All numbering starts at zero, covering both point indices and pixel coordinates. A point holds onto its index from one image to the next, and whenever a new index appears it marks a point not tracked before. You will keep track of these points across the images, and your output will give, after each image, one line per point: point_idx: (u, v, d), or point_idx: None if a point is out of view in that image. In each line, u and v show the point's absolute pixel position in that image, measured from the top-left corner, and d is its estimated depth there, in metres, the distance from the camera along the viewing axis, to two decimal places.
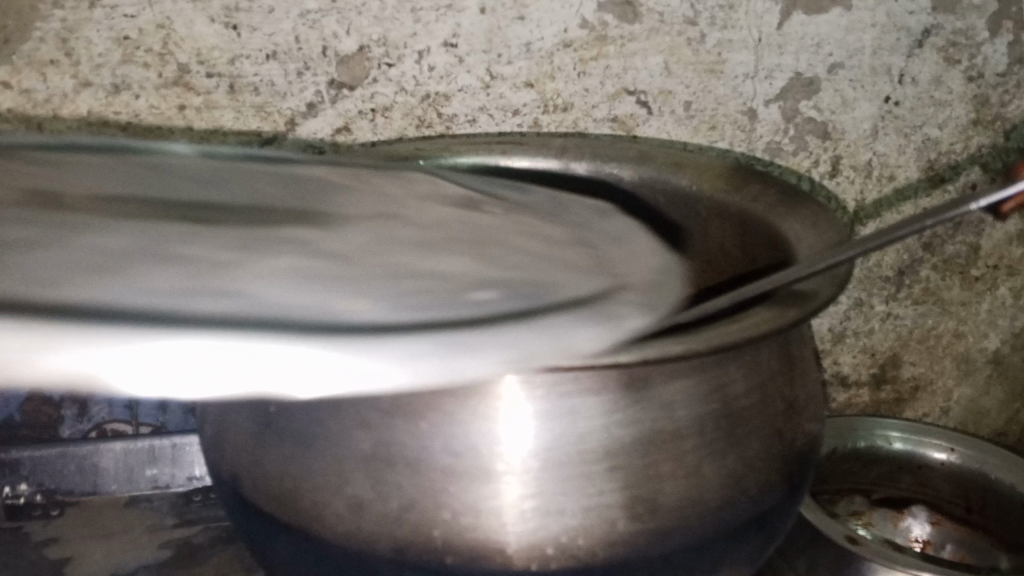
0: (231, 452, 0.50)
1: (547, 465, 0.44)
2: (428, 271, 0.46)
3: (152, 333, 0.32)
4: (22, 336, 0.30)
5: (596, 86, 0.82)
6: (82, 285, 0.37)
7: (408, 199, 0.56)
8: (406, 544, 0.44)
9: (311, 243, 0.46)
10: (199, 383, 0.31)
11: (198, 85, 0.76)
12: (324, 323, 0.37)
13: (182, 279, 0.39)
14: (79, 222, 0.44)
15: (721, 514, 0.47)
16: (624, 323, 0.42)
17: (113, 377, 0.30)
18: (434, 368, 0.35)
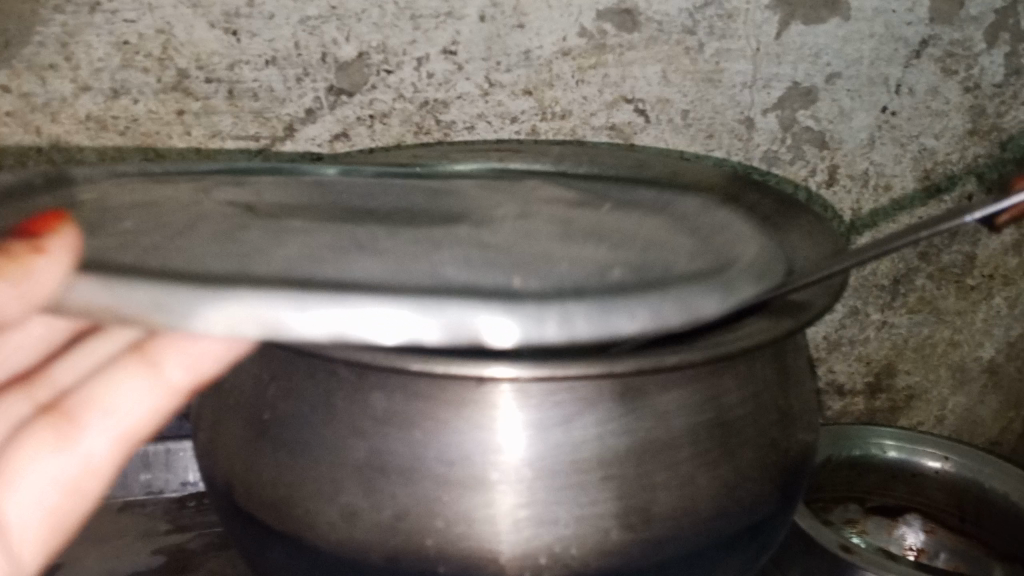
0: (219, 461, 0.49)
1: (541, 474, 0.42)
2: (564, 251, 0.47)
3: (324, 295, 0.36)
4: (226, 301, 0.36)
5: (594, 94, 0.82)
6: (258, 263, 0.42)
7: (531, 201, 0.56)
8: (396, 554, 0.42)
9: (456, 235, 0.47)
10: (364, 330, 0.35)
11: (197, 90, 0.77)
12: (476, 289, 0.40)
13: (344, 255, 0.43)
14: (237, 214, 0.48)
15: (720, 525, 0.45)
16: (738, 293, 0.44)
17: (296, 326, 0.35)
18: (575, 322, 0.38)
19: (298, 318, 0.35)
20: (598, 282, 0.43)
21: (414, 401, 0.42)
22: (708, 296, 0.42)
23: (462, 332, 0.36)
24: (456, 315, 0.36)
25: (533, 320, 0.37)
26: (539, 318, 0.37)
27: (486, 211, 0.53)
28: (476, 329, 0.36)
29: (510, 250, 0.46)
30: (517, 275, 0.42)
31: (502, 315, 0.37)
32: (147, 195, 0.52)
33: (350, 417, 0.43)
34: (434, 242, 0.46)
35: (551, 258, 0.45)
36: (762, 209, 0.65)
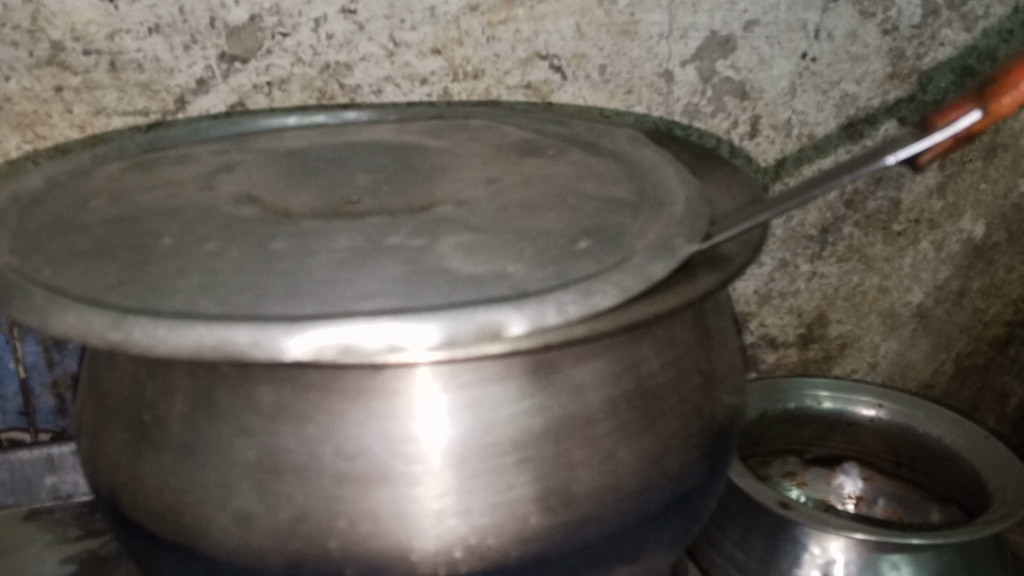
0: (103, 465, 0.44)
1: (452, 463, 0.39)
2: (524, 211, 0.46)
3: (328, 317, 0.35)
4: (234, 326, 0.33)
5: (507, 52, 0.78)
6: (233, 275, 0.38)
7: (492, 155, 0.55)
8: (299, 558, 0.39)
9: (441, 219, 0.45)
10: (373, 335, 0.34)
11: (76, 64, 0.71)
12: (449, 297, 0.37)
13: (324, 260, 0.40)
14: (190, 209, 0.46)
15: (645, 501, 0.42)
16: (680, 249, 0.42)
17: (316, 345, 0.34)
18: (541, 307, 0.36)
19: (306, 339, 0.33)
20: (578, 261, 0.41)
21: (304, 394, 0.38)
22: (657, 258, 0.41)
23: (468, 335, 0.35)
24: (466, 320, 0.35)
25: (514, 316, 0.35)
26: (539, 309, 0.36)
27: (457, 171, 0.53)
28: (479, 332, 0.35)
29: (491, 231, 0.43)
30: (510, 262, 0.40)
31: (508, 315, 0.35)
32: (110, 177, 0.52)
33: (235, 415, 0.38)
34: (427, 231, 0.43)
35: (529, 233, 0.43)
36: (694, 146, 0.60)
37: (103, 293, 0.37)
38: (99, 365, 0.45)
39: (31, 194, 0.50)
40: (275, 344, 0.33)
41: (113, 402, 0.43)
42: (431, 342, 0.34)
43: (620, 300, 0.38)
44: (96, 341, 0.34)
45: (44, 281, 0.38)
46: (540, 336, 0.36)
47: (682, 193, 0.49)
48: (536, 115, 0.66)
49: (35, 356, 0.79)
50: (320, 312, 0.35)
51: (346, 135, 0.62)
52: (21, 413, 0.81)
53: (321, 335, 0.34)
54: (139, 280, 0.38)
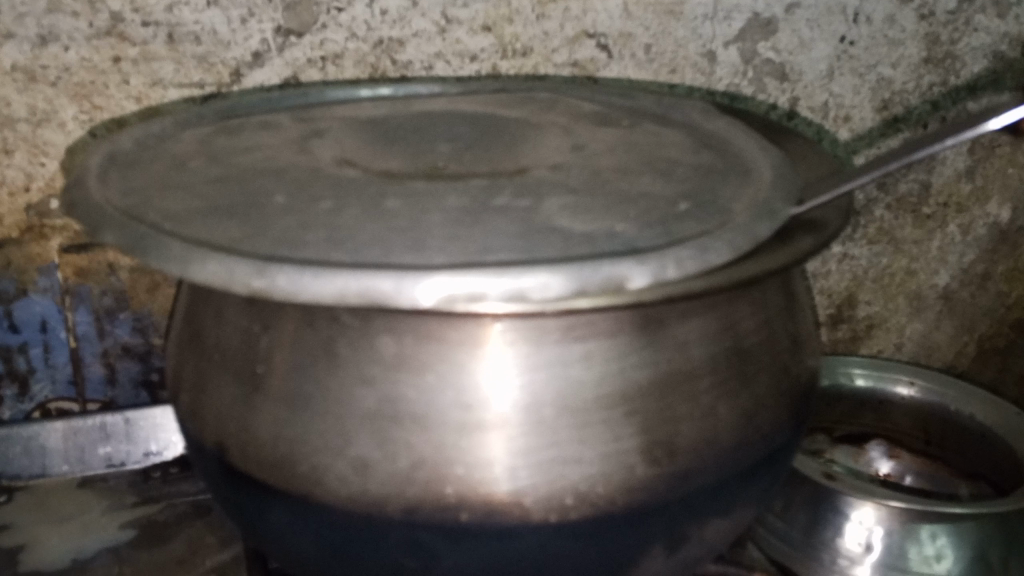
0: (208, 419, 0.45)
1: (564, 413, 0.40)
2: (616, 176, 0.47)
3: (459, 268, 0.36)
4: (375, 275, 0.35)
5: (556, 30, 0.79)
6: (358, 231, 0.40)
7: (567, 126, 0.56)
8: (416, 504, 0.40)
9: (539, 183, 0.46)
10: (500, 286, 0.35)
11: (134, 35, 0.71)
12: (568, 253, 0.38)
13: (441, 221, 0.41)
14: (292, 170, 0.47)
15: (740, 455, 0.44)
16: (779, 211, 0.43)
17: (452, 293, 0.35)
18: (660, 260, 0.37)
19: (442, 288, 0.35)
20: (682, 221, 0.42)
21: (424, 344, 0.39)
22: (759, 220, 0.42)
23: (594, 287, 0.35)
24: (591, 272, 0.36)
25: (636, 268, 0.36)
26: (659, 264, 0.37)
27: (536, 140, 0.54)
28: (605, 284, 0.36)
29: (591, 194, 0.45)
30: (617, 222, 0.41)
31: (630, 268, 0.36)
32: (197, 140, 0.53)
33: (355, 365, 0.40)
34: (529, 193, 0.44)
35: (628, 195, 0.45)
36: (759, 121, 0.62)
37: (234, 243, 0.38)
38: (202, 320, 0.46)
39: (125, 156, 0.51)
40: (414, 292, 0.34)
41: (220, 356, 0.44)
42: (561, 291, 0.35)
43: (732, 257, 0.39)
44: (239, 288, 0.35)
45: (172, 233, 0.39)
46: (660, 288, 0.37)
47: (766, 161, 0.50)
48: (598, 90, 0.67)
49: (87, 327, 0.80)
50: (449, 264, 0.36)
51: (415, 106, 0.63)
52: (71, 383, 0.82)
53: (453, 284, 0.35)
54: (264, 233, 0.39)
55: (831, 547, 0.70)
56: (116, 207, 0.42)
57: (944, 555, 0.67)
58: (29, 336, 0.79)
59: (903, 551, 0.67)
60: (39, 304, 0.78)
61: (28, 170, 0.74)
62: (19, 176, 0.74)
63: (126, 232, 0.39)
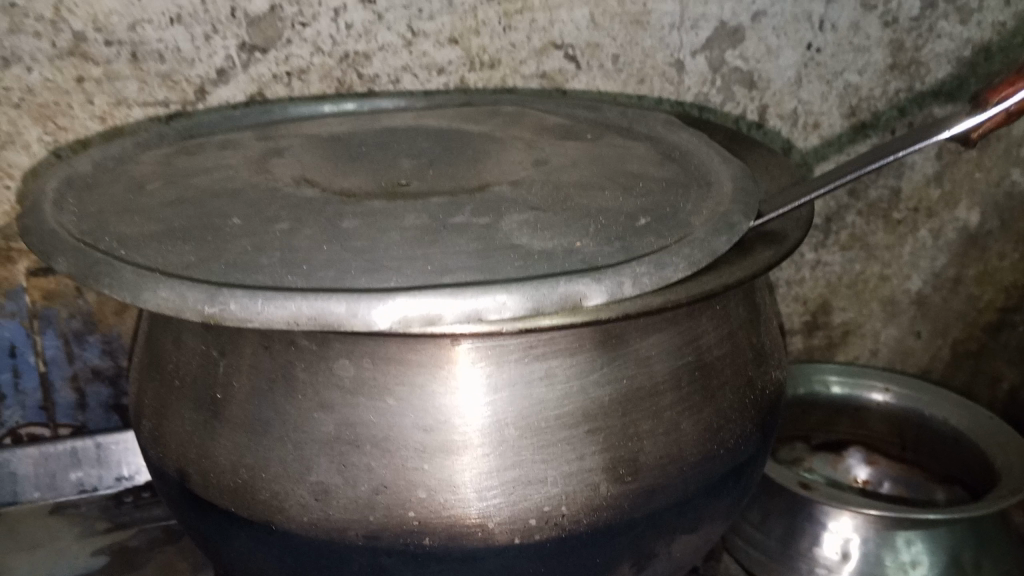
0: (167, 446, 0.44)
1: (526, 433, 0.40)
2: (578, 192, 0.47)
3: (415, 290, 0.35)
4: (331, 299, 0.34)
5: (522, 41, 0.80)
6: (315, 254, 0.39)
7: (532, 139, 0.57)
8: (378, 529, 0.40)
9: (500, 199, 0.46)
10: (457, 308, 0.35)
11: (96, 54, 0.70)
12: (526, 272, 0.38)
13: (399, 243, 0.41)
14: (251, 192, 0.46)
15: (706, 470, 0.44)
16: (738, 224, 0.43)
17: (409, 315, 0.34)
18: (617, 277, 0.37)
19: (397, 310, 0.34)
20: (641, 236, 0.42)
21: (382, 366, 0.39)
22: (719, 234, 0.42)
23: (551, 307, 0.35)
24: (549, 292, 0.35)
25: (593, 287, 0.36)
26: (616, 282, 0.37)
27: (499, 155, 0.54)
28: (562, 302, 0.35)
29: (551, 209, 0.45)
30: (576, 238, 0.41)
31: (588, 286, 0.36)
32: (160, 161, 0.53)
33: (313, 389, 0.40)
34: (489, 211, 0.44)
35: (588, 210, 0.45)
36: (725, 132, 0.62)
37: (187, 268, 0.38)
38: (160, 345, 0.45)
39: (83, 179, 0.50)
40: (371, 317, 0.34)
41: (178, 381, 0.44)
42: (517, 311, 0.35)
43: (690, 272, 0.39)
44: (191, 315, 0.35)
45: (124, 259, 0.38)
46: (618, 306, 0.37)
47: (728, 173, 0.51)
48: (564, 102, 0.67)
49: (55, 350, 0.79)
50: (406, 286, 0.36)
51: (380, 121, 0.63)
52: (40, 408, 0.81)
53: (409, 306, 0.34)
54: (218, 257, 0.39)
55: (808, 557, 0.70)
56: (71, 233, 0.41)
57: (919, 561, 0.67)
58: None
59: (879, 559, 0.67)
60: (5, 327, 0.77)
61: None
62: None
63: (78, 259, 0.38)
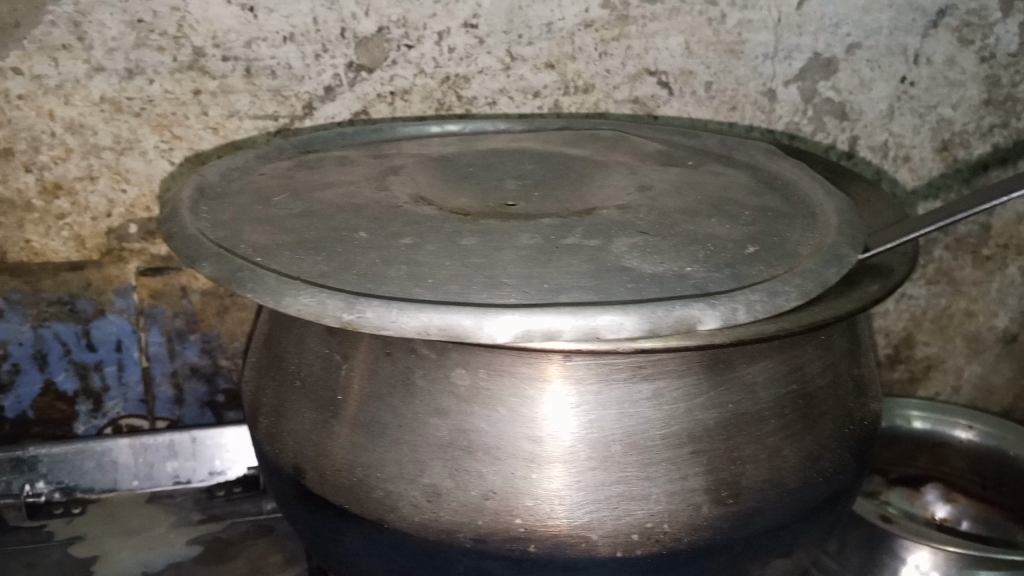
0: (286, 442, 0.47)
1: (631, 451, 0.41)
2: (685, 219, 0.48)
3: (537, 307, 0.37)
4: (459, 313, 0.37)
5: (617, 67, 0.81)
6: (440, 269, 0.42)
7: (634, 165, 0.58)
8: (485, 534, 0.41)
9: (609, 222, 0.47)
10: (577, 325, 0.36)
11: (213, 69, 0.75)
12: (641, 293, 0.40)
13: (517, 261, 0.43)
14: (373, 208, 0.49)
15: (804, 498, 0.44)
16: (846, 256, 0.44)
17: (531, 330, 0.36)
18: (731, 303, 0.38)
19: (520, 325, 0.36)
20: (750, 264, 0.43)
21: (497, 378, 0.41)
22: (828, 266, 0.43)
23: (667, 329, 0.37)
24: (666, 314, 0.37)
25: (708, 312, 0.37)
26: (731, 308, 0.38)
27: (602, 179, 0.56)
28: (678, 325, 0.37)
29: (659, 234, 0.46)
30: (687, 263, 0.43)
31: (703, 311, 0.37)
32: (283, 174, 0.56)
33: (431, 397, 0.42)
34: (600, 233, 0.46)
35: (696, 236, 0.46)
36: (823, 163, 0.63)
37: (322, 277, 0.40)
38: (283, 347, 0.48)
39: (214, 188, 0.53)
40: (494, 331, 0.36)
41: (300, 382, 0.46)
42: (634, 331, 0.36)
43: (801, 301, 0.40)
44: (329, 320, 0.37)
45: (265, 265, 0.41)
46: (731, 332, 0.38)
47: (832, 205, 0.51)
48: (663, 129, 0.69)
49: (158, 347, 0.84)
50: (529, 303, 0.38)
51: (483, 142, 0.66)
52: (141, 401, 0.86)
53: (530, 321, 0.36)
54: (350, 268, 0.41)
55: None
56: (210, 239, 0.44)
57: None
58: (104, 354, 0.83)
59: None
60: (114, 324, 0.82)
61: (110, 196, 0.79)
62: (102, 202, 0.79)
63: (222, 264, 0.41)
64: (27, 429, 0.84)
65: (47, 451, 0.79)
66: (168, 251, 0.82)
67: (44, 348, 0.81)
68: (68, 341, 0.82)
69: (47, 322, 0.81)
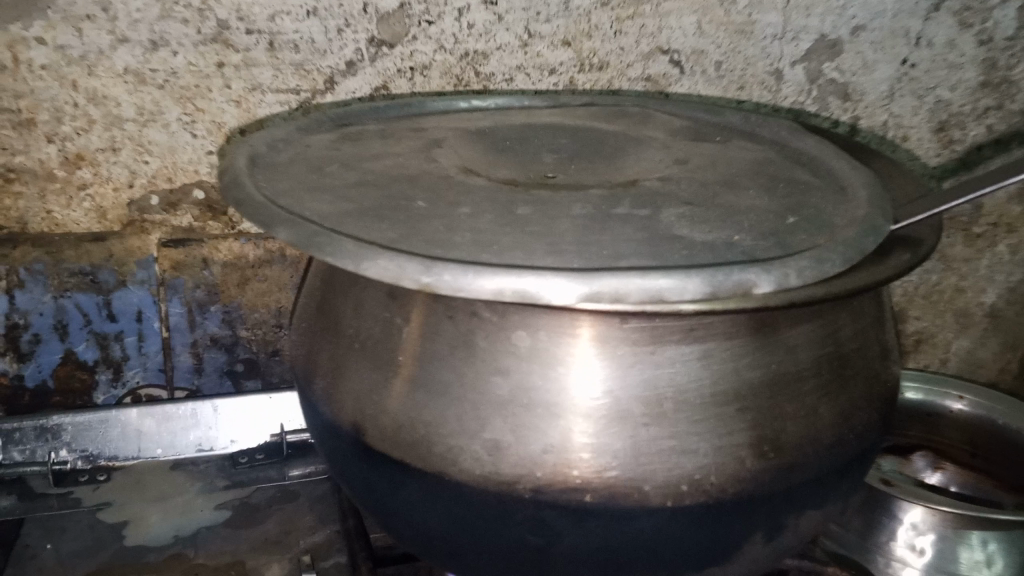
0: (344, 402, 0.49)
1: (683, 407, 0.43)
2: (725, 191, 0.51)
3: (602, 271, 0.39)
4: (529, 277, 0.39)
5: (631, 45, 0.83)
6: (503, 236, 0.44)
7: (666, 140, 0.60)
8: (545, 485, 0.44)
9: (655, 194, 0.49)
10: (644, 289, 0.39)
11: (237, 42, 0.75)
12: (696, 258, 0.42)
13: (575, 229, 0.45)
14: (425, 179, 0.51)
15: (836, 452, 0.47)
16: (881, 227, 0.47)
17: (599, 294, 0.38)
18: (782, 269, 0.41)
19: (588, 288, 0.38)
20: (793, 234, 0.45)
21: (557, 340, 0.43)
22: (866, 236, 0.45)
23: (726, 293, 0.39)
24: (725, 278, 0.39)
25: (763, 276, 0.40)
26: (783, 274, 0.40)
27: (638, 153, 0.58)
28: (736, 289, 0.39)
29: (704, 205, 0.48)
30: (735, 233, 0.45)
31: (758, 276, 0.40)
32: (328, 146, 0.58)
33: (492, 357, 0.44)
34: (648, 204, 0.48)
35: (739, 207, 0.48)
36: (842, 139, 0.65)
37: (393, 242, 0.42)
38: (339, 311, 0.50)
39: (264, 157, 0.55)
40: (562, 293, 0.38)
41: (359, 343, 0.48)
42: (697, 294, 0.39)
43: (845, 268, 0.42)
44: (408, 283, 0.39)
45: (339, 231, 0.43)
46: (782, 296, 0.41)
47: (860, 179, 0.54)
48: (687, 105, 0.71)
49: (178, 317, 0.85)
50: (593, 267, 0.40)
51: (514, 117, 0.68)
52: (160, 370, 0.87)
53: (598, 285, 0.38)
54: (417, 235, 0.43)
55: (884, 550, 0.73)
56: (277, 206, 0.46)
57: (993, 560, 0.69)
58: (125, 325, 0.84)
59: (954, 555, 0.69)
60: (136, 293, 0.83)
61: (132, 167, 0.79)
62: (124, 173, 0.80)
63: (297, 231, 0.43)
64: (47, 399, 0.85)
65: (71, 420, 0.80)
66: (189, 223, 0.83)
67: (65, 318, 0.82)
68: (90, 311, 0.82)
69: (68, 293, 0.81)
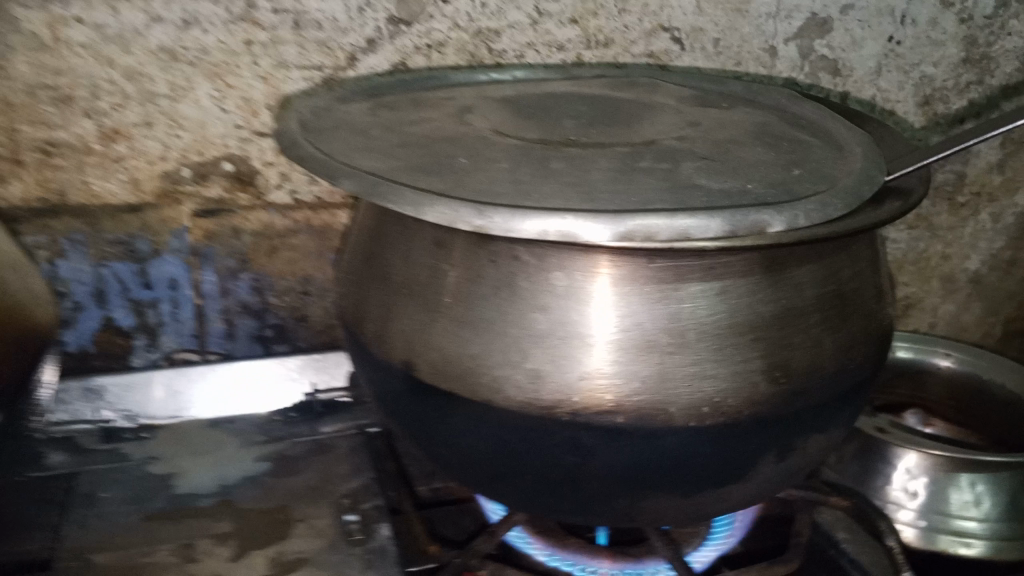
0: (394, 341, 0.54)
1: (703, 337, 0.49)
2: (736, 148, 0.56)
3: (634, 213, 0.44)
4: (570, 219, 0.44)
5: (635, 23, 0.88)
6: (542, 185, 0.49)
7: (677, 106, 0.66)
8: (581, 409, 0.49)
9: (673, 151, 0.55)
10: (672, 227, 0.44)
11: (264, 21, 0.79)
12: (715, 203, 0.47)
13: (605, 179, 0.50)
14: (464, 139, 0.56)
15: (838, 380, 0.53)
16: (876, 178, 0.52)
17: (632, 232, 0.43)
18: (792, 212, 0.46)
19: (622, 228, 0.43)
20: (799, 183, 0.51)
21: (592, 279, 0.48)
22: (863, 184, 0.51)
23: (744, 231, 0.44)
24: (743, 219, 0.44)
25: (776, 217, 0.45)
26: (793, 216, 0.46)
27: (653, 117, 0.63)
28: (753, 228, 0.44)
29: (717, 159, 0.54)
30: (748, 182, 0.50)
31: (771, 217, 0.45)
32: (368, 112, 0.62)
33: (532, 295, 0.49)
34: (667, 159, 0.53)
35: (749, 161, 0.54)
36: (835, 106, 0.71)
37: (447, 191, 0.48)
38: (388, 259, 0.55)
39: (312, 122, 0.60)
40: (599, 232, 0.43)
41: (407, 288, 0.53)
42: (719, 232, 0.44)
43: (845, 212, 0.48)
44: (463, 225, 0.45)
45: (395, 180, 0.48)
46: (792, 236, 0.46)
47: (855, 138, 0.59)
48: (693, 76, 0.76)
49: (211, 284, 0.89)
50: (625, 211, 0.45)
51: (533, 87, 0.73)
52: (193, 335, 0.91)
53: (630, 224, 0.43)
54: (464, 185, 0.49)
55: (879, 494, 0.78)
56: (335, 162, 0.51)
57: (981, 500, 0.74)
58: (160, 293, 0.88)
59: (946, 497, 0.75)
60: (171, 263, 0.87)
61: (166, 142, 0.82)
62: (157, 147, 0.82)
63: (361, 182, 0.48)
64: (86, 361, 0.89)
65: (113, 381, 0.84)
66: (219, 194, 0.86)
67: (104, 286, 0.86)
68: (127, 279, 0.86)
69: (107, 262, 0.85)
